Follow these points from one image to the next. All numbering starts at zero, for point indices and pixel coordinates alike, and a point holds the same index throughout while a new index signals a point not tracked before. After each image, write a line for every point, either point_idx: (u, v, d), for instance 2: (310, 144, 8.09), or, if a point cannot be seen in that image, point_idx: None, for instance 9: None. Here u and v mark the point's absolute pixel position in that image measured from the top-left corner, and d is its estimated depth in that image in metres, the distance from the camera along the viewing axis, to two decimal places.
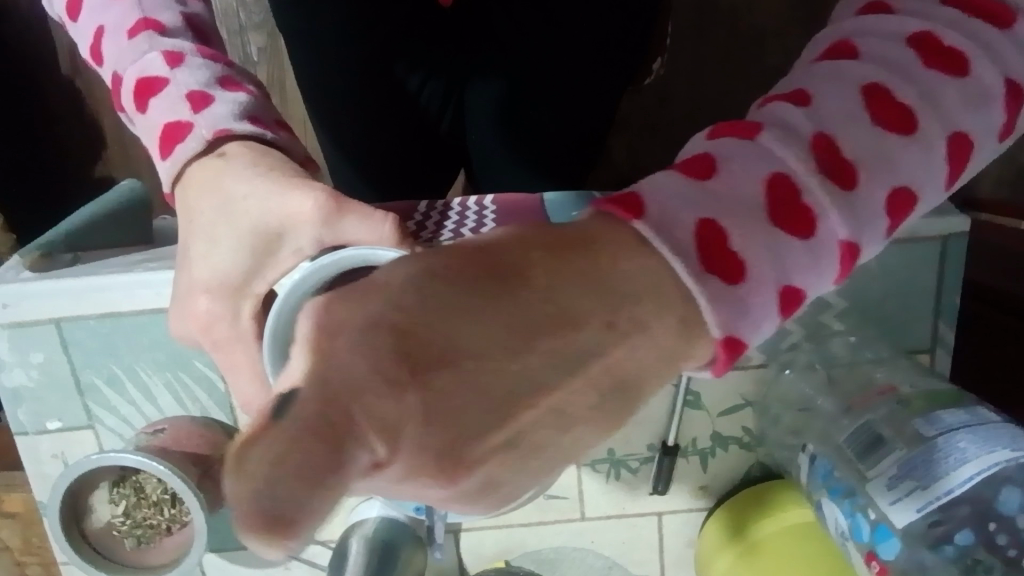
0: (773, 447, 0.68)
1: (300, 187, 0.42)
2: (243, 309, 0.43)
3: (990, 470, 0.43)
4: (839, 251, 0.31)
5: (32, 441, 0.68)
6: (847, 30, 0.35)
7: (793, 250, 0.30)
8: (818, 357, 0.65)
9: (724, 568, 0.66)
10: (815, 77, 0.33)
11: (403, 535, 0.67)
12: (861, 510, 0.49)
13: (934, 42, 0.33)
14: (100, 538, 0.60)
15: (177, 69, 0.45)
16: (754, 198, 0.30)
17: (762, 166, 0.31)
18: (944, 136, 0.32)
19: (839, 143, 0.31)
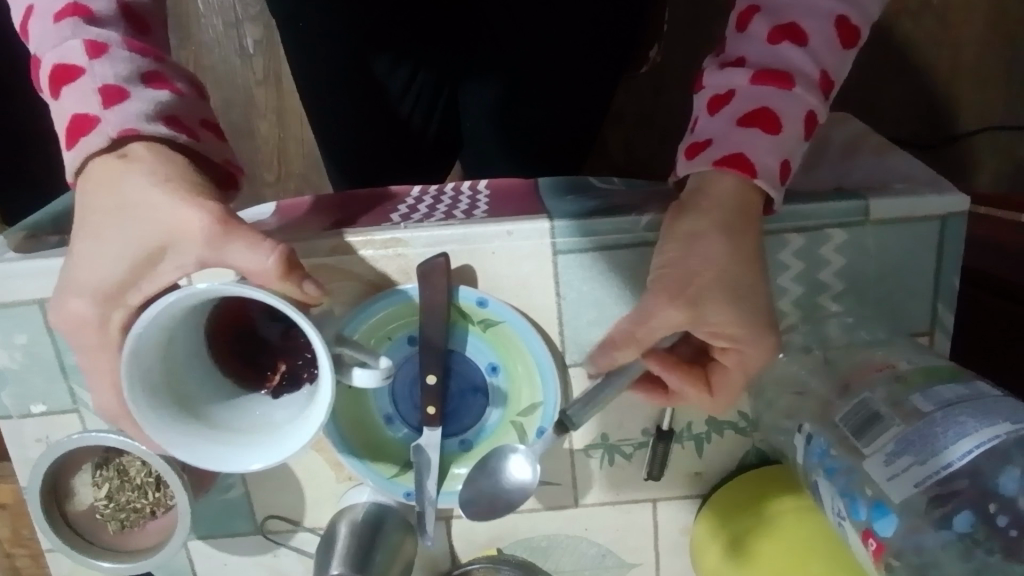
0: (769, 431, 0.67)
1: (190, 203, 0.46)
2: (115, 317, 0.48)
3: (989, 443, 0.42)
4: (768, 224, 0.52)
5: (16, 424, 0.67)
6: (757, 96, 0.49)
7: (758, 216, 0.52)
8: (814, 339, 0.64)
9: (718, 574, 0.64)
10: (740, 141, 0.49)
11: (391, 522, 0.65)
12: (858, 488, 0.47)
13: (810, 118, 0.49)
14: (82, 521, 0.59)
15: (97, 60, 0.44)
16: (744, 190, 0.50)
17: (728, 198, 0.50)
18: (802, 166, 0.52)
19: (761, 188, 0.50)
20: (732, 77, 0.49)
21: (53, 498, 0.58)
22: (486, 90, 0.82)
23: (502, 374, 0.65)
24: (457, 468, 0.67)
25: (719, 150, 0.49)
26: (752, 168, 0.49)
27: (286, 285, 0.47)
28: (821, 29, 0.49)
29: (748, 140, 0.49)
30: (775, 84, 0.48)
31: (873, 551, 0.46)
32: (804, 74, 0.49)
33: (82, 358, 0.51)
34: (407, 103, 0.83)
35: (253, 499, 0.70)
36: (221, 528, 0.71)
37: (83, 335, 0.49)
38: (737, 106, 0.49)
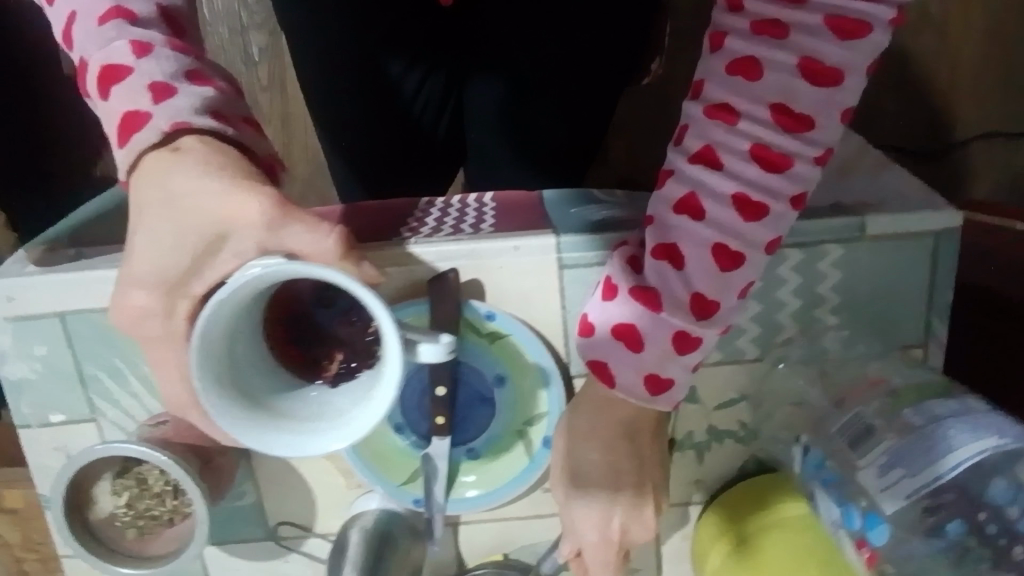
0: (768, 441, 0.69)
1: (245, 189, 0.48)
2: (180, 307, 0.51)
3: (979, 456, 0.44)
4: (705, 302, 0.51)
5: (36, 433, 0.69)
6: (710, 136, 0.51)
7: (709, 287, 0.51)
8: (811, 352, 0.66)
9: None
10: (691, 182, 0.51)
11: (401, 528, 0.68)
12: (851, 499, 0.49)
13: (765, 152, 0.49)
14: (102, 528, 0.60)
15: (143, 59, 0.46)
16: (694, 254, 0.51)
17: (682, 255, 0.51)
18: (768, 236, 0.51)
19: (720, 251, 0.50)
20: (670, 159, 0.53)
21: (74, 507, 0.59)
22: (490, 91, 0.82)
23: (509, 384, 0.66)
24: (465, 475, 0.69)
25: (659, 231, 0.52)
26: (700, 211, 0.51)
27: (348, 263, 0.51)
28: (760, 111, 0.49)
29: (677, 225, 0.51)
30: (722, 123, 0.50)
31: (867, 559, 0.48)
32: (757, 115, 0.49)
33: (149, 353, 0.53)
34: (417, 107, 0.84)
35: (265, 506, 0.72)
36: (234, 535, 0.73)
37: (144, 328, 0.52)
38: (672, 188, 0.52)
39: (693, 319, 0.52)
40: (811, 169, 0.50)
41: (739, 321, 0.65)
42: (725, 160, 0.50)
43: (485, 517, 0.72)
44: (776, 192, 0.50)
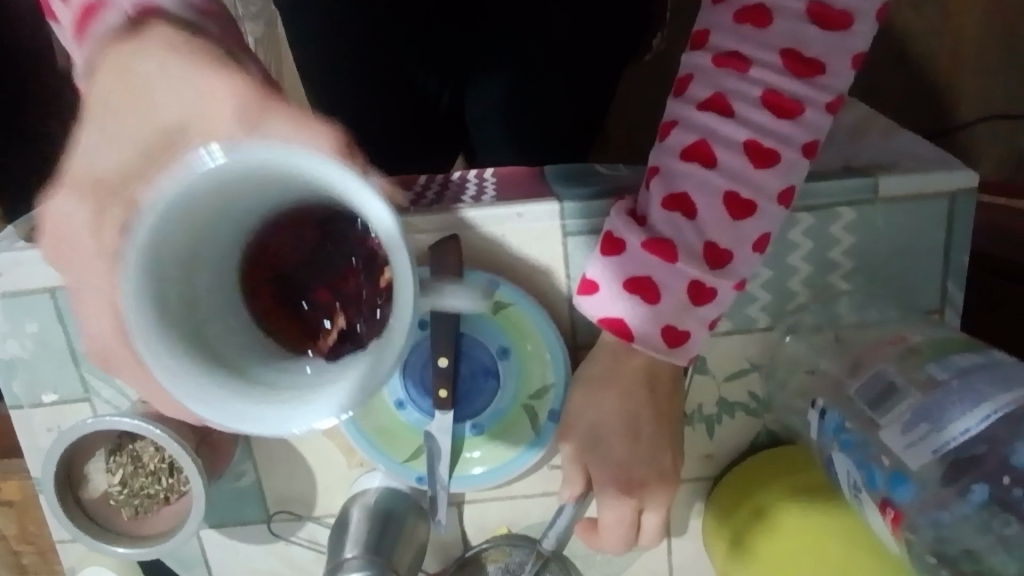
0: (781, 412, 0.67)
1: (204, 71, 0.47)
2: (111, 211, 0.46)
3: (1006, 409, 0.42)
4: (717, 252, 0.50)
5: (28, 414, 0.67)
6: (717, 83, 0.49)
7: (723, 233, 0.49)
8: (825, 319, 0.64)
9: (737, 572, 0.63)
10: (701, 129, 0.49)
11: (404, 505, 0.66)
12: (873, 460, 0.47)
13: (776, 97, 0.48)
14: (96, 507, 0.59)
15: None
16: (710, 202, 0.49)
17: (698, 203, 0.49)
18: (781, 185, 0.49)
19: (735, 197, 0.49)
20: (674, 108, 0.51)
21: (66, 485, 0.57)
22: (495, 85, 0.81)
23: (514, 355, 0.65)
24: (470, 451, 0.67)
25: (667, 180, 0.50)
26: (711, 159, 0.49)
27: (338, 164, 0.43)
28: (769, 59, 0.48)
29: (687, 172, 0.49)
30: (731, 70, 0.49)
31: (892, 522, 0.46)
32: (765, 61, 0.48)
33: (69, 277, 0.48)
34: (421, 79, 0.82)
35: (265, 487, 0.70)
36: (233, 517, 0.71)
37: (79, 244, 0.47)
38: (679, 136, 0.50)
39: (706, 269, 0.50)
40: (822, 117, 0.49)
41: (750, 288, 0.64)
42: (736, 106, 0.48)
43: (491, 495, 0.70)
44: (786, 139, 0.49)
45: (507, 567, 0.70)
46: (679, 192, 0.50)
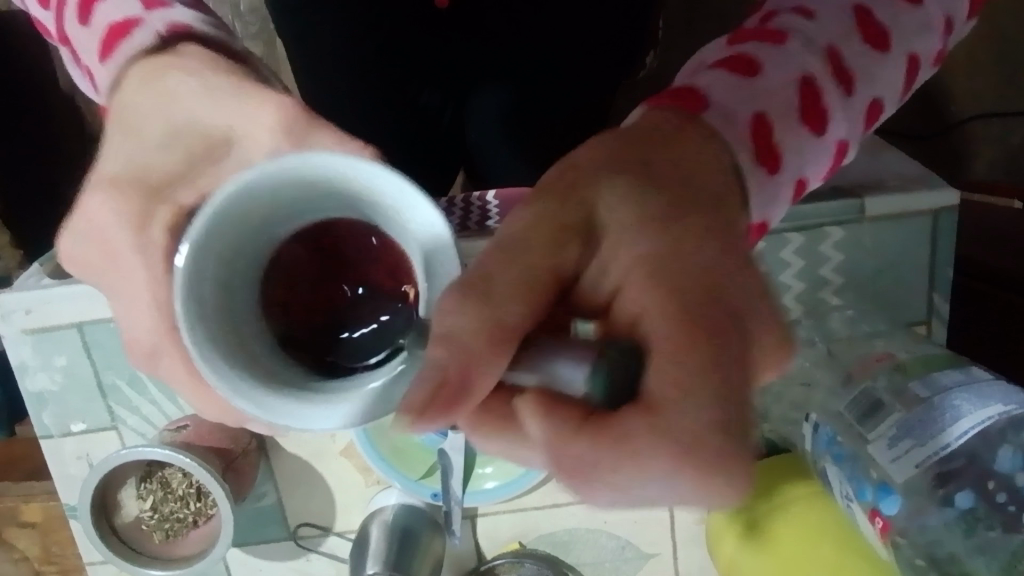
0: (778, 422, 0.70)
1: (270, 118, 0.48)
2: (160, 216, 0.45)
3: (984, 423, 0.45)
4: (834, 149, 0.45)
5: (58, 443, 0.70)
6: (753, 51, 0.43)
7: (810, 152, 0.44)
8: (818, 332, 0.67)
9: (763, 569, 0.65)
10: (772, 87, 0.42)
11: (421, 521, 0.69)
12: (863, 473, 0.50)
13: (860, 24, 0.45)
14: (129, 532, 0.62)
15: (151, 10, 0.51)
16: (793, 135, 0.43)
17: (793, 156, 0.43)
18: (866, 101, 0.45)
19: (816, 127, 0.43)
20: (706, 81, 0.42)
21: (101, 511, 0.60)
22: (498, 99, 0.82)
23: None
24: (482, 467, 0.70)
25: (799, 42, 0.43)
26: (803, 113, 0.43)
27: None
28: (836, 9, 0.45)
29: (767, 48, 0.43)
30: (762, 41, 0.44)
31: (881, 529, 0.49)
32: (802, 33, 0.44)
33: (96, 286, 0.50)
34: (426, 95, 0.82)
35: (286, 507, 0.73)
36: (256, 536, 0.74)
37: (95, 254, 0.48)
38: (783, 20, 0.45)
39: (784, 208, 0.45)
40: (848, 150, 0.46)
41: None
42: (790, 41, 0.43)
43: (504, 508, 0.74)
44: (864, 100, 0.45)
45: None
46: (767, 56, 0.43)
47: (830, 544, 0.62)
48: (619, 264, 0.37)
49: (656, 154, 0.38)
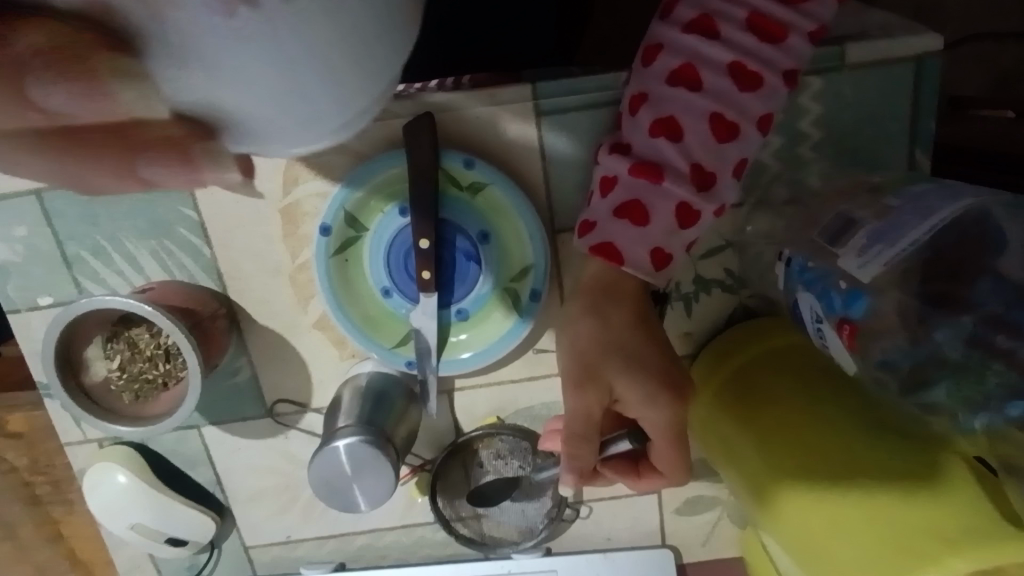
0: (757, 286, 0.68)
1: None
2: None
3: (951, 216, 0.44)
4: (697, 171, 0.53)
5: (25, 317, 0.69)
6: (654, 91, 0.54)
7: (693, 170, 0.53)
8: (794, 191, 0.65)
9: (756, 463, 0.55)
10: (674, 106, 0.53)
11: (395, 386, 0.68)
12: (832, 287, 0.47)
13: (762, 23, 0.53)
14: (98, 392, 0.61)
15: None
16: (681, 164, 0.53)
17: (685, 176, 0.53)
18: (737, 148, 0.54)
19: (703, 166, 0.53)
20: (645, 82, 0.55)
21: (67, 368, 0.59)
22: None
23: (493, 240, 0.66)
24: (457, 336, 0.69)
25: (654, 106, 0.54)
26: (681, 131, 0.53)
27: None
28: (737, 28, 0.53)
29: (674, 91, 0.53)
30: (677, 83, 0.53)
31: (848, 340, 0.46)
32: (712, 62, 0.53)
33: None
34: None
35: (261, 382, 0.73)
36: (232, 413, 0.74)
37: None
38: (665, 60, 0.54)
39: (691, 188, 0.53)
40: (709, 221, 0.55)
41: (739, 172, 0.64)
42: (723, 27, 0.53)
43: (479, 382, 0.73)
44: (731, 159, 0.54)
45: (498, 451, 0.76)
46: (671, 104, 0.53)
47: (825, 411, 0.54)
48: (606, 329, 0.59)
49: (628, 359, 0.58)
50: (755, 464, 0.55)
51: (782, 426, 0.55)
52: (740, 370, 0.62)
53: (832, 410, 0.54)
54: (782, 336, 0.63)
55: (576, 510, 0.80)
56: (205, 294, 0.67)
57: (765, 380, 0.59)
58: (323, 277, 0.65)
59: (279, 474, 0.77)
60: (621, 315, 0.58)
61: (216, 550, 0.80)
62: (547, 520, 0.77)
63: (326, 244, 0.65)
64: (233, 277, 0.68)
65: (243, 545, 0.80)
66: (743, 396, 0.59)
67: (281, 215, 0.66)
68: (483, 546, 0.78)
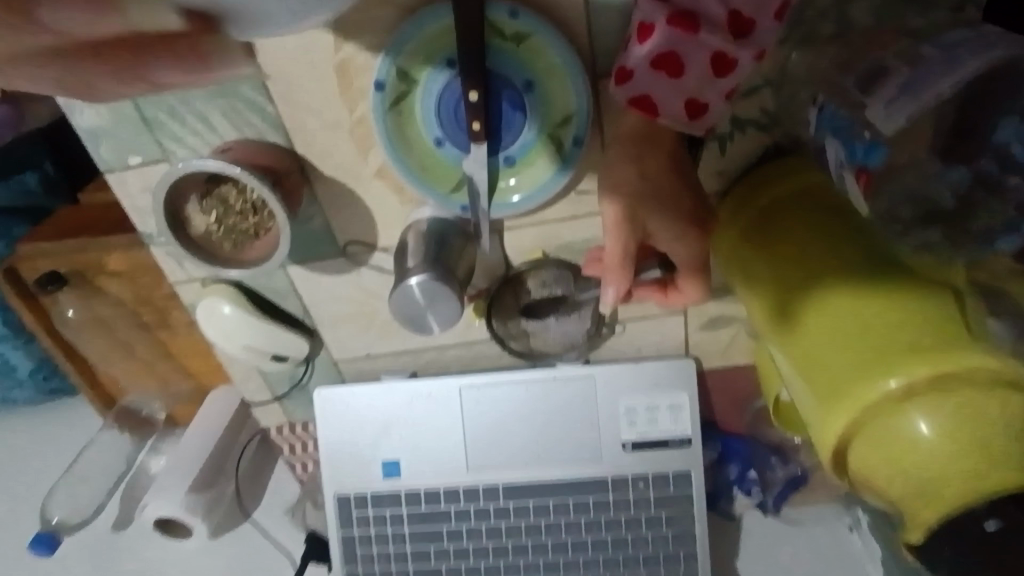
0: (792, 124, 0.70)
1: None
2: None
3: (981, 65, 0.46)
4: (735, 19, 0.56)
5: (121, 176, 0.77)
6: None
7: (733, 19, 0.56)
8: (838, 25, 0.64)
9: (766, 288, 0.64)
10: None
11: (453, 228, 0.77)
12: (856, 135, 0.52)
13: None
14: (203, 241, 0.71)
15: None
16: (718, 13, 0.55)
17: (720, 27, 0.56)
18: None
19: (741, 12, 0.55)
20: None
21: (174, 222, 0.69)
22: None
23: (537, 89, 0.69)
24: (507, 181, 0.75)
25: None
26: None
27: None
28: None
29: None
30: None
31: (863, 185, 0.52)
32: None
33: None
34: None
35: (333, 227, 0.82)
36: (309, 253, 0.84)
37: None
38: None
39: (729, 37, 0.56)
40: (748, 66, 0.58)
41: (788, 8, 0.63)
42: None
43: (527, 223, 0.82)
44: (772, 3, 0.56)
45: (543, 281, 0.86)
46: None
47: (839, 247, 0.61)
48: (645, 172, 0.64)
49: (658, 202, 0.65)
50: (769, 287, 0.64)
51: (794, 259, 0.62)
52: (766, 208, 0.68)
53: (848, 247, 0.60)
54: (809, 175, 0.67)
55: (611, 329, 0.93)
56: (275, 151, 0.74)
57: (788, 217, 0.65)
58: (382, 131, 0.71)
59: (356, 304, 0.90)
60: (656, 159, 0.64)
61: (310, 364, 0.97)
62: (586, 337, 0.91)
63: (381, 99, 0.69)
64: (298, 133, 0.74)
65: (332, 360, 0.96)
66: (768, 229, 0.66)
67: (337, 72, 0.70)
68: (531, 357, 0.92)
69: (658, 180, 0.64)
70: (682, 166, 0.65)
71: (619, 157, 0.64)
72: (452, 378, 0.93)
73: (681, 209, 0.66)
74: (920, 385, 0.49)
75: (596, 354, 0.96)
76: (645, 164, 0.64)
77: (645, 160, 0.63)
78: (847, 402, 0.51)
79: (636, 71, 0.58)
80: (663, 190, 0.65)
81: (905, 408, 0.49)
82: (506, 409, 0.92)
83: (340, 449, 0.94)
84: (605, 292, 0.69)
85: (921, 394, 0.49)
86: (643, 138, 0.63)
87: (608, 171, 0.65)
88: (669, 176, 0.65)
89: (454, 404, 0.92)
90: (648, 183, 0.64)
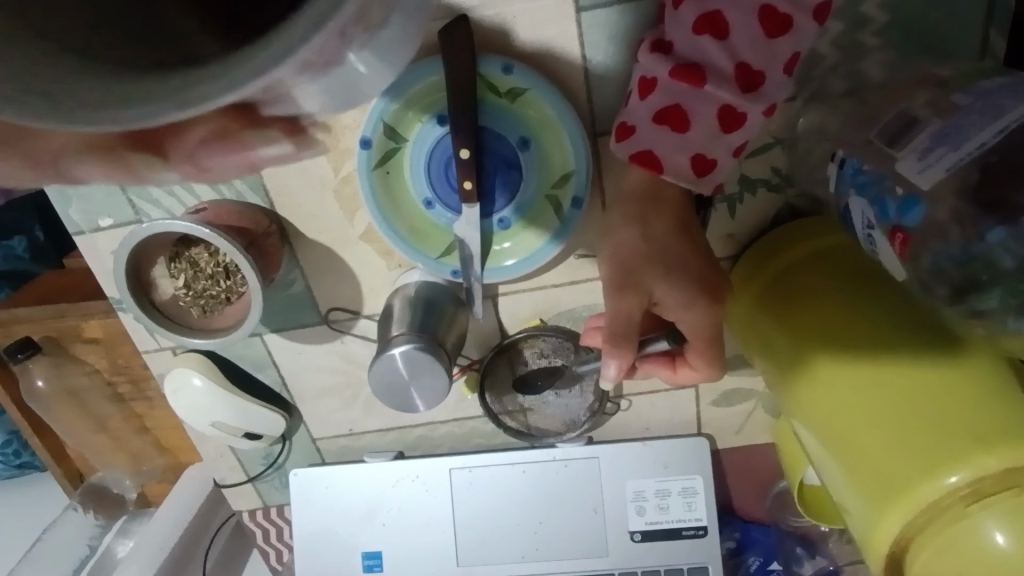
0: (806, 184, 0.66)
1: None
2: None
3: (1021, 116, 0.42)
4: (744, 72, 0.52)
5: (90, 240, 0.73)
6: None
7: (742, 70, 0.52)
8: (850, 81, 0.61)
9: (788, 360, 0.57)
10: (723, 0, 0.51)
11: (443, 294, 0.71)
12: (887, 192, 0.47)
13: None
14: (169, 307, 0.65)
15: None
16: (724, 66, 0.51)
17: (728, 79, 0.51)
18: (791, 45, 0.52)
19: (750, 64, 0.51)
20: None
21: (138, 288, 0.63)
22: None
23: (533, 147, 0.65)
24: (501, 244, 0.70)
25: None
26: (726, 27, 0.51)
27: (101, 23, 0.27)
28: None
29: None
30: None
31: (898, 247, 0.46)
32: None
33: None
34: None
35: (315, 293, 0.76)
36: (289, 321, 0.78)
37: None
38: None
39: (738, 89, 0.52)
40: (758, 122, 0.54)
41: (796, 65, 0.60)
42: None
43: (524, 288, 0.76)
44: (782, 55, 0.52)
45: (541, 350, 0.79)
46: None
47: (867, 313, 0.54)
48: (650, 235, 0.59)
49: (667, 268, 0.58)
50: (790, 358, 0.57)
51: (816, 326, 0.56)
52: (782, 271, 0.62)
53: (878, 314, 0.54)
54: (824, 235, 0.62)
55: (616, 404, 0.85)
56: (254, 212, 0.69)
57: (806, 281, 0.60)
58: (368, 192, 0.66)
59: (339, 376, 0.83)
60: (662, 220, 0.59)
61: (288, 441, 0.89)
62: (589, 414, 0.82)
63: (367, 157, 0.65)
64: (279, 193, 0.70)
65: (311, 437, 0.88)
66: (786, 296, 0.60)
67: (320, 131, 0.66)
68: (529, 436, 0.83)
69: (666, 244, 0.59)
70: (691, 227, 0.60)
71: (623, 218, 0.59)
72: (441, 458, 0.84)
73: (696, 277, 0.59)
74: (987, 485, 0.43)
75: (599, 431, 0.88)
76: (651, 226, 0.59)
77: (651, 222, 0.59)
78: (905, 504, 0.45)
79: (640, 127, 0.54)
80: (672, 254, 0.59)
81: (972, 511, 0.43)
82: (502, 494, 0.83)
83: (317, 538, 0.85)
84: (605, 367, 0.62)
85: (990, 495, 0.43)
86: (649, 200, 0.59)
87: (611, 235, 0.60)
88: (678, 239, 0.59)
89: (444, 487, 0.83)
90: (653, 247, 0.59)
